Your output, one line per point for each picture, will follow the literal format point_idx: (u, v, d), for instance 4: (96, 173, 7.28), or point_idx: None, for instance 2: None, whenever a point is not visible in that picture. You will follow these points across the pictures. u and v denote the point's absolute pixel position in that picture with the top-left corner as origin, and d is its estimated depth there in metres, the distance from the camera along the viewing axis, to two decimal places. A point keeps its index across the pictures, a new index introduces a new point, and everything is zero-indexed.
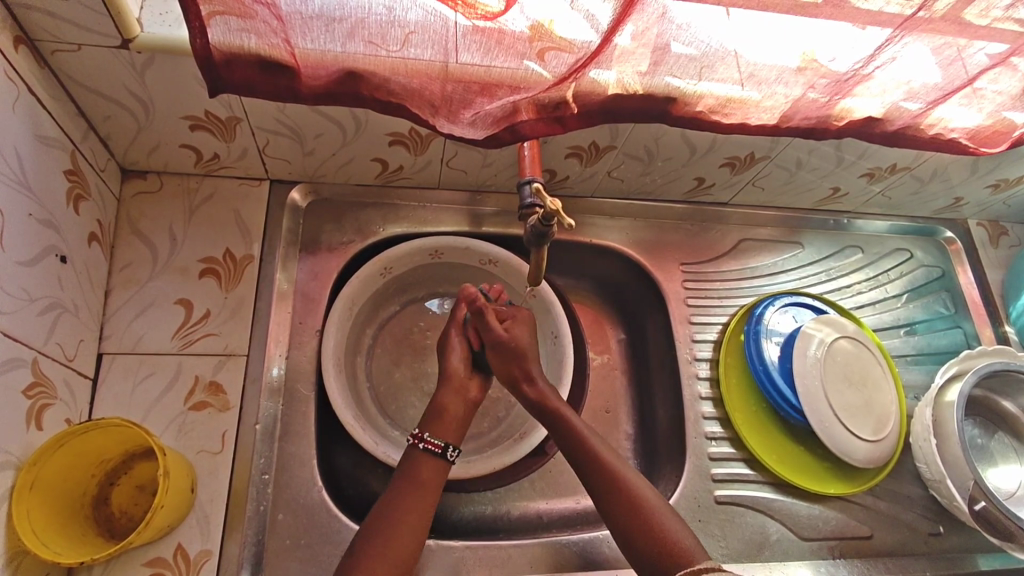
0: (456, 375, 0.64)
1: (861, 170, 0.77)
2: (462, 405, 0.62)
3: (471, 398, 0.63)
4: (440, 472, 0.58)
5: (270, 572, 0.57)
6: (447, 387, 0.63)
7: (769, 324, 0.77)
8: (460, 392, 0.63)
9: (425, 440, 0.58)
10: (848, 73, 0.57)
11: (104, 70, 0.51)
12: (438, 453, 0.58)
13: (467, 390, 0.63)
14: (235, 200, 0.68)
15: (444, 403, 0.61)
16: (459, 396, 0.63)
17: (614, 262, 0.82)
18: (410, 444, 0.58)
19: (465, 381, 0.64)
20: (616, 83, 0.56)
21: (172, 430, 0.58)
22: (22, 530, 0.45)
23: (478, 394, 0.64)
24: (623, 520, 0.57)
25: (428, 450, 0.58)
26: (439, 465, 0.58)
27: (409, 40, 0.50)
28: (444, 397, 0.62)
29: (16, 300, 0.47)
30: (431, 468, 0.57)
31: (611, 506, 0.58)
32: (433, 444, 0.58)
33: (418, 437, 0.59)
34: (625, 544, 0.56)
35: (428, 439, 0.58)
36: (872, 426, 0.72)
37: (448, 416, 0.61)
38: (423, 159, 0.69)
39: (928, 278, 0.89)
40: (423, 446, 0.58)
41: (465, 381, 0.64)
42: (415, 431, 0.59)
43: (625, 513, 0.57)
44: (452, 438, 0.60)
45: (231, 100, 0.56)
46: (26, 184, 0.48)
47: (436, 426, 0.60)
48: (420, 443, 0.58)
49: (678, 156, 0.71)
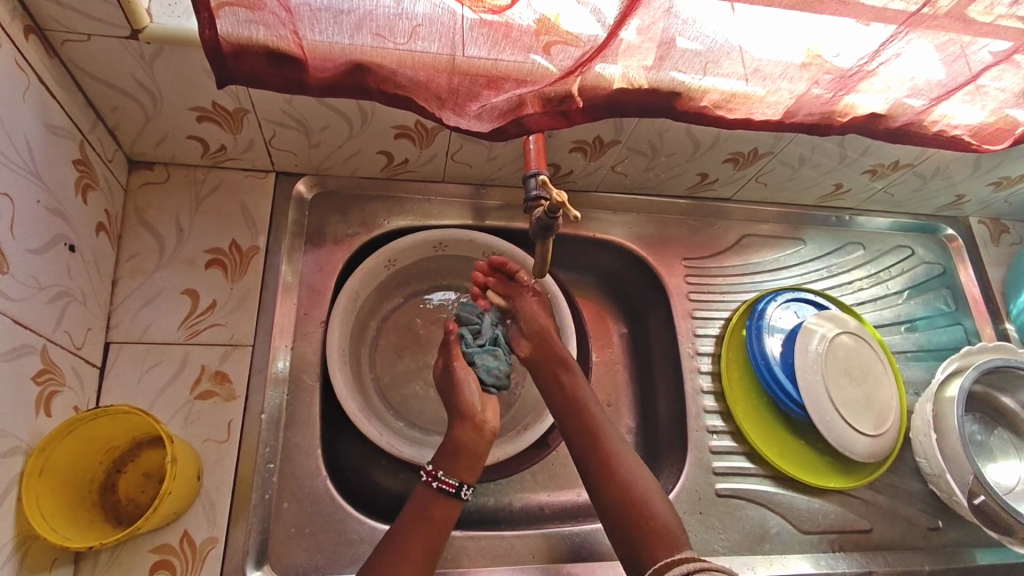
0: (471, 409, 0.63)
1: (864, 167, 0.77)
2: (480, 440, 0.62)
3: (488, 431, 0.63)
4: (451, 512, 0.57)
5: (276, 560, 0.57)
6: (464, 423, 0.62)
7: (771, 320, 0.77)
8: (477, 428, 0.62)
9: (438, 478, 0.58)
10: (852, 69, 0.58)
11: (113, 62, 0.52)
12: (451, 492, 0.58)
13: (484, 422, 0.63)
14: (242, 192, 0.69)
15: (460, 439, 0.61)
16: (477, 434, 0.62)
17: (617, 257, 0.82)
18: (424, 481, 0.58)
19: (481, 414, 0.63)
20: (621, 78, 0.56)
21: (178, 418, 0.58)
22: (33, 516, 0.45)
23: (495, 423, 0.64)
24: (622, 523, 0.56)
25: (442, 490, 0.57)
26: (451, 504, 0.57)
27: (416, 33, 0.50)
28: (458, 434, 0.61)
29: (27, 288, 0.47)
30: (444, 508, 0.57)
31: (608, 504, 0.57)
32: (447, 483, 0.58)
33: (431, 474, 0.58)
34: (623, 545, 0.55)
35: (443, 481, 0.58)
36: (873, 421, 0.73)
37: (466, 452, 0.60)
38: (428, 152, 0.69)
39: (929, 275, 0.89)
40: (437, 485, 0.58)
41: (480, 413, 0.63)
42: (428, 466, 0.59)
43: (624, 511, 0.56)
44: (467, 477, 0.59)
45: (239, 91, 0.56)
46: (36, 172, 0.49)
47: (450, 464, 0.59)
48: (433, 481, 0.58)
49: (681, 151, 0.72)
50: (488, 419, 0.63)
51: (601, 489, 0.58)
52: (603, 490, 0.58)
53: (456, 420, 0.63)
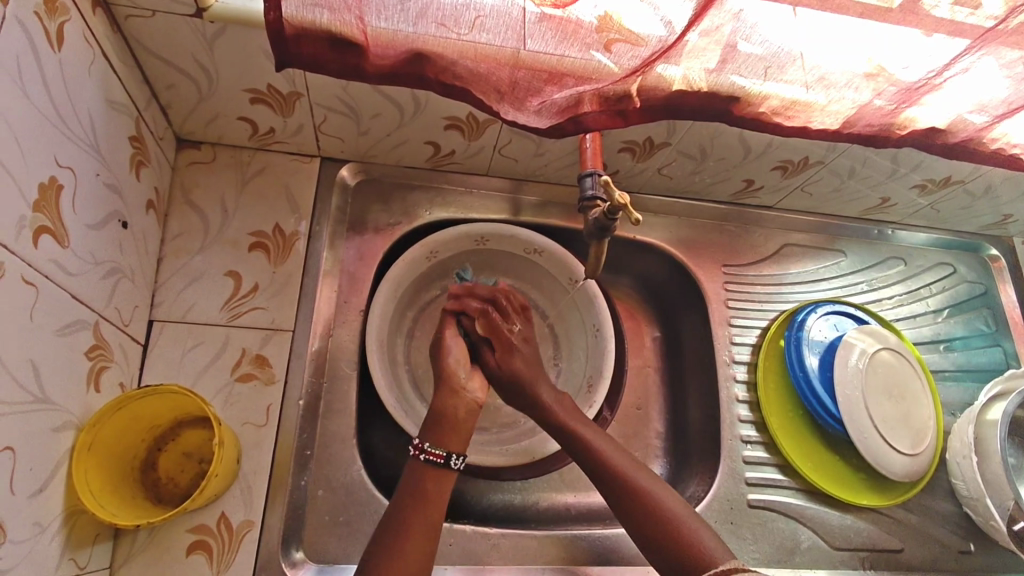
0: (453, 377, 0.61)
1: (913, 182, 0.76)
2: (463, 407, 0.60)
3: (472, 398, 0.61)
4: (445, 483, 0.56)
5: (309, 547, 0.58)
6: (445, 390, 0.60)
7: (811, 332, 0.76)
8: (459, 394, 0.60)
9: (426, 450, 0.56)
10: (919, 82, 0.56)
11: (176, 39, 0.51)
12: (441, 463, 0.56)
13: (467, 389, 0.61)
14: (286, 176, 0.68)
15: (447, 410, 0.59)
16: (461, 399, 0.60)
17: (656, 260, 0.81)
18: (412, 456, 0.56)
19: (465, 383, 0.61)
20: (682, 79, 0.55)
21: (218, 400, 0.58)
22: (82, 491, 0.45)
23: (481, 395, 0.62)
24: (648, 530, 0.55)
25: (430, 462, 0.55)
26: (442, 475, 0.56)
27: (481, 24, 0.49)
28: (443, 403, 0.59)
29: (84, 263, 0.47)
30: (436, 482, 0.55)
31: (632, 510, 0.56)
32: (435, 454, 0.56)
33: (418, 447, 0.56)
34: (654, 553, 0.54)
35: (434, 453, 0.56)
36: (910, 440, 0.72)
37: (450, 422, 0.58)
38: (476, 145, 0.69)
39: (970, 295, 0.88)
40: (424, 458, 0.56)
41: (464, 379, 0.61)
42: (416, 440, 0.57)
43: (649, 515, 0.55)
44: (456, 446, 0.57)
45: (295, 74, 0.56)
46: (96, 148, 0.48)
47: (435, 434, 0.57)
48: (422, 454, 0.56)
49: (730, 157, 0.71)
50: (472, 388, 0.61)
51: (620, 492, 0.57)
52: (624, 494, 0.57)
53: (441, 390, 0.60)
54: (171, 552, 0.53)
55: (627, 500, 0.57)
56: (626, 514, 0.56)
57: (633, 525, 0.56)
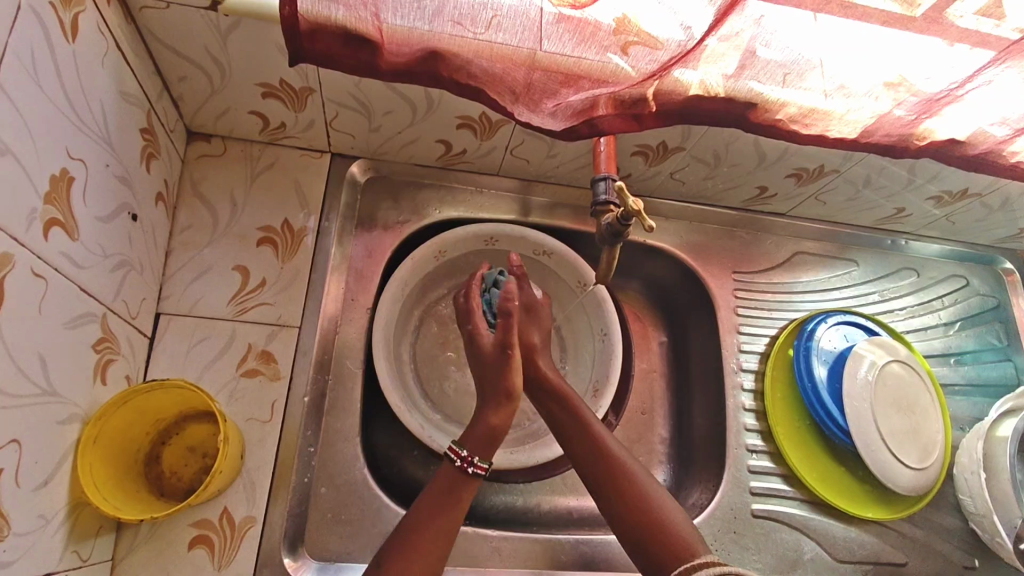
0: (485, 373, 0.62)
1: (929, 193, 0.75)
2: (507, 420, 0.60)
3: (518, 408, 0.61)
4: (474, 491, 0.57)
5: (311, 544, 0.58)
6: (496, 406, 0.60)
7: (821, 342, 0.75)
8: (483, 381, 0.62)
9: (475, 463, 0.57)
10: (941, 93, 0.55)
11: (190, 33, 0.51)
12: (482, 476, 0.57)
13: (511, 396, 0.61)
14: (296, 170, 0.68)
15: None
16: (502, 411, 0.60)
17: (665, 265, 0.81)
18: (461, 466, 0.56)
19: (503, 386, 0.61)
20: (699, 84, 0.55)
21: (223, 395, 0.58)
22: (86, 484, 0.45)
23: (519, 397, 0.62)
24: (644, 541, 0.54)
25: (476, 475, 0.56)
26: (473, 485, 0.57)
27: (498, 23, 0.49)
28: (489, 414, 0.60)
29: (93, 256, 0.47)
30: (469, 489, 0.57)
31: (628, 519, 0.55)
32: (481, 468, 0.57)
33: (466, 459, 0.57)
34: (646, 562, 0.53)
35: (480, 467, 0.57)
36: (918, 453, 0.72)
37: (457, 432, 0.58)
38: (488, 144, 0.68)
39: (982, 308, 0.87)
40: (472, 471, 0.56)
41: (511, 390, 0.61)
42: (464, 450, 0.57)
43: (644, 524, 0.54)
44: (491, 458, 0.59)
45: (308, 70, 0.56)
46: (108, 140, 0.48)
47: (483, 449, 0.58)
48: (469, 467, 0.56)
49: (745, 163, 0.70)
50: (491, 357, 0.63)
51: (618, 501, 0.56)
52: (619, 501, 0.56)
53: (489, 400, 0.61)
54: (172, 547, 0.53)
55: (624, 511, 0.56)
56: (618, 520, 0.56)
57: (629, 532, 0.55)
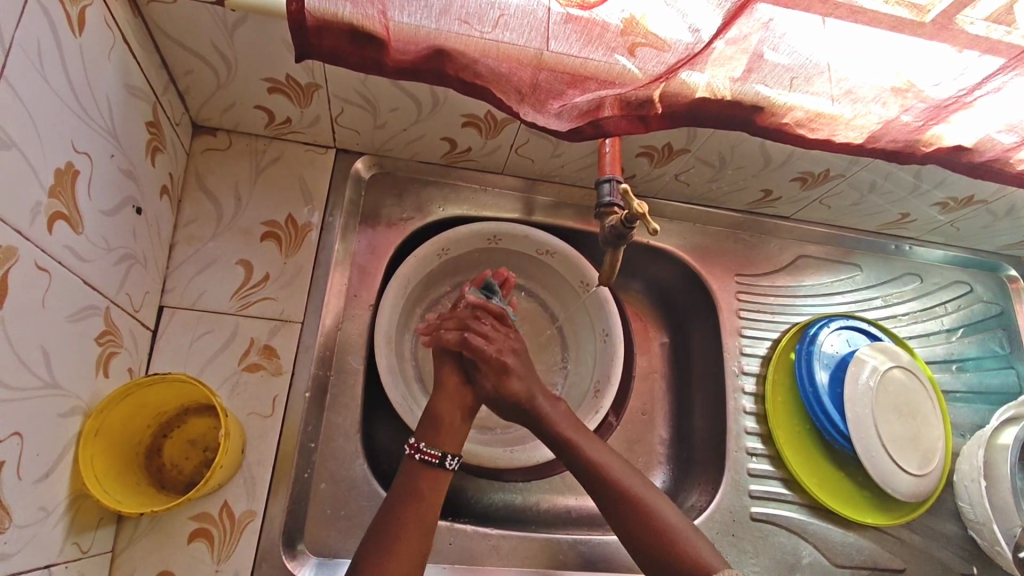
0: (452, 380, 0.61)
1: (935, 199, 0.75)
2: (457, 411, 0.59)
3: (467, 403, 0.61)
4: (442, 483, 0.55)
5: (310, 538, 0.58)
6: (440, 395, 0.60)
7: (823, 346, 0.75)
8: (455, 397, 0.60)
9: (422, 450, 0.55)
10: (949, 100, 0.55)
11: (195, 27, 0.51)
12: (436, 463, 0.55)
13: (461, 394, 0.61)
14: (302, 166, 0.68)
15: (451, 418, 0.58)
16: (454, 403, 0.60)
17: (668, 266, 0.81)
18: (408, 455, 0.55)
19: (461, 386, 0.61)
20: (706, 86, 0.54)
21: (225, 389, 0.58)
22: (88, 477, 0.45)
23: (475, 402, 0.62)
24: (650, 548, 0.54)
25: (425, 461, 0.55)
26: (438, 476, 0.55)
27: (505, 23, 0.49)
28: (437, 405, 0.59)
29: (98, 249, 0.47)
30: (432, 480, 0.55)
31: (632, 525, 0.55)
32: (431, 454, 0.55)
33: (414, 446, 0.56)
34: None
35: (428, 452, 0.55)
36: (918, 460, 0.71)
37: (448, 428, 0.58)
38: (493, 143, 0.68)
39: (985, 315, 0.87)
40: (421, 457, 0.55)
41: (460, 385, 0.61)
42: (411, 440, 0.56)
43: (645, 527, 0.54)
44: (449, 445, 0.57)
45: (315, 66, 0.56)
46: (113, 133, 0.48)
47: (431, 433, 0.57)
48: (416, 453, 0.55)
49: (750, 166, 0.70)
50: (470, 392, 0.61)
51: (618, 504, 0.56)
52: (622, 497, 0.56)
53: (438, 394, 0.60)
54: (173, 539, 0.53)
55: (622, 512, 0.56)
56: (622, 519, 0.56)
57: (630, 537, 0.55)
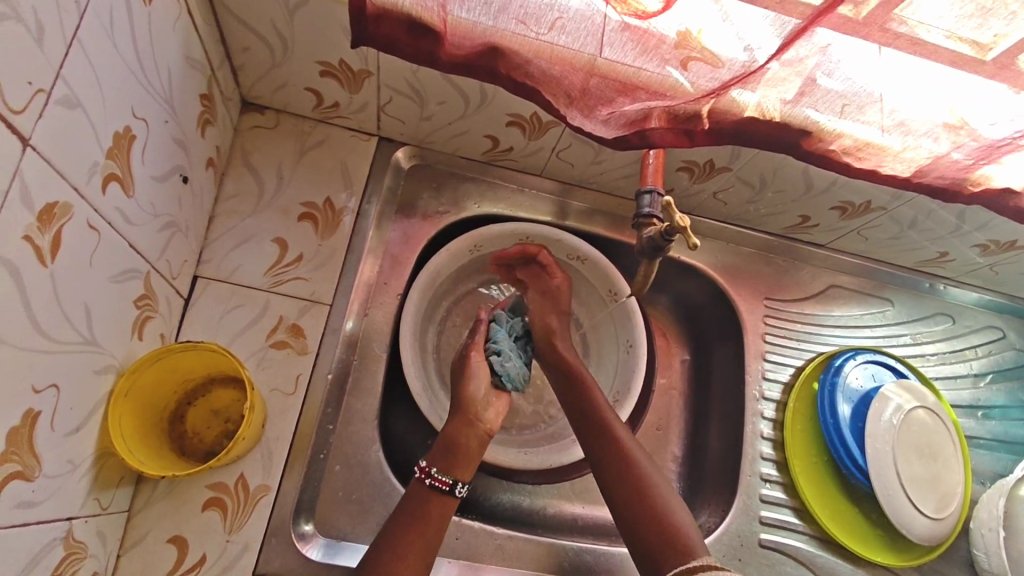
0: (472, 406, 0.60)
1: (975, 240, 0.74)
2: (474, 438, 0.59)
3: (484, 430, 0.60)
4: (450, 509, 0.55)
5: (320, 518, 0.59)
6: (458, 418, 0.59)
7: (848, 379, 0.74)
8: (472, 424, 0.59)
9: (432, 475, 0.55)
10: (1003, 141, 0.54)
11: (257, 4, 0.52)
12: (445, 491, 0.54)
13: (480, 419, 0.60)
14: (344, 150, 0.69)
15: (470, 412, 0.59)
16: (472, 431, 0.59)
17: (697, 283, 0.80)
18: (418, 479, 0.55)
19: (480, 412, 0.60)
20: (755, 106, 0.54)
21: (251, 362, 0.59)
22: (115, 436, 0.46)
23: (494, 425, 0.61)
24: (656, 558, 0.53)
25: (435, 487, 0.54)
26: (446, 501, 0.54)
27: (561, 26, 0.49)
28: (453, 431, 0.58)
29: (145, 214, 0.48)
30: (440, 503, 0.54)
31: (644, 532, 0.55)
32: (441, 480, 0.54)
33: (425, 471, 0.55)
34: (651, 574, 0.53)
35: (439, 478, 0.55)
36: (935, 503, 0.70)
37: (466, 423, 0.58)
38: (535, 145, 0.68)
39: (1015, 363, 0.86)
40: (430, 483, 0.54)
41: (481, 408, 0.60)
42: (422, 464, 0.56)
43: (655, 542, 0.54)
44: (463, 474, 0.56)
45: (369, 53, 0.56)
46: (170, 102, 0.49)
47: (443, 460, 0.56)
48: (427, 478, 0.54)
49: (790, 190, 0.69)
50: (488, 419, 0.60)
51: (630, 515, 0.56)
52: (635, 509, 0.56)
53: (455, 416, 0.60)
54: (188, 506, 0.54)
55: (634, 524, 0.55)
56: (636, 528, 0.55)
57: (642, 550, 0.54)
